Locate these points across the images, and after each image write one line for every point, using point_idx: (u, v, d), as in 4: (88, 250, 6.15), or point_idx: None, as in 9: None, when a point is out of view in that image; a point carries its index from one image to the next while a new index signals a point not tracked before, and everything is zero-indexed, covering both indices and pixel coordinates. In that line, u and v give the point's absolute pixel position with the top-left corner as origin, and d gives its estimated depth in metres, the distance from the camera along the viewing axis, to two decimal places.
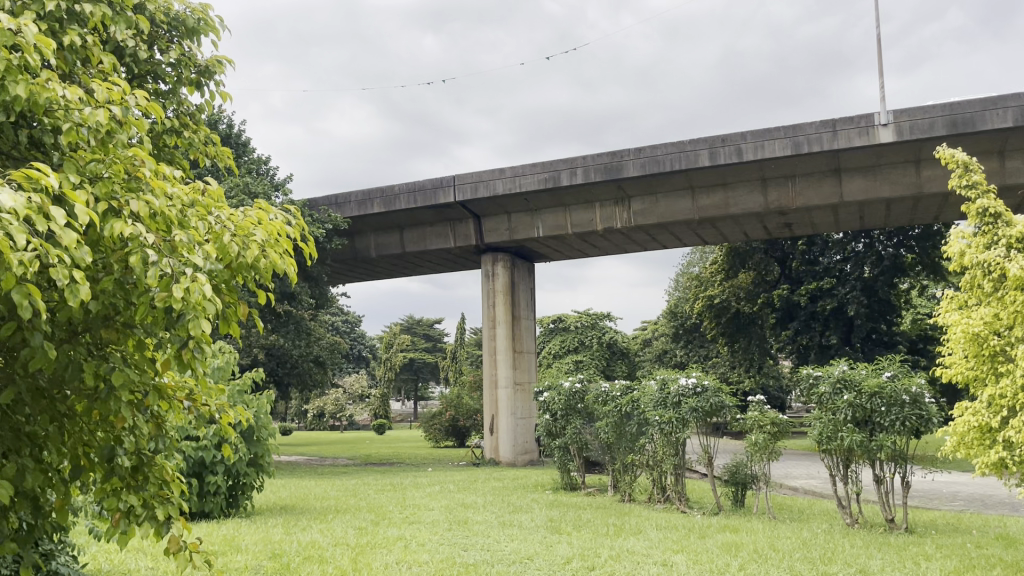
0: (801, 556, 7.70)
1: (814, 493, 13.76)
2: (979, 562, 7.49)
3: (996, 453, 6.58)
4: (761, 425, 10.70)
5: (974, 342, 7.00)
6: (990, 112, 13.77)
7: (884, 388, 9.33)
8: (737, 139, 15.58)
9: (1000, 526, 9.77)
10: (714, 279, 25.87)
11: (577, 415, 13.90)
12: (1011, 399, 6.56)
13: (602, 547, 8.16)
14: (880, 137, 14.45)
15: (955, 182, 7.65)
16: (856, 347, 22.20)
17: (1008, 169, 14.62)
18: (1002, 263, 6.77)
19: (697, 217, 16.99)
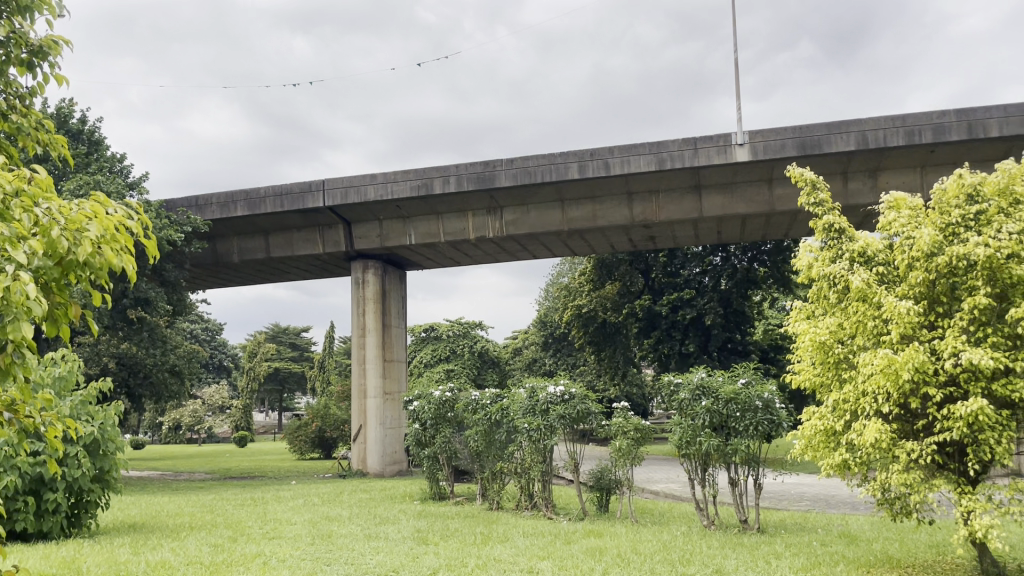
0: (661, 558, 7.92)
1: (674, 497, 14.21)
2: (825, 558, 7.94)
3: (840, 454, 6.97)
4: (624, 431, 10.94)
5: (820, 350, 7.40)
6: (834, 136, 14.69)
7: (739, 394, 9.86)
8: (605, 153, 15.99)
9: (842, 524, 10.38)
10: (582, 289, 26.46)
11: (447, 424, 13.78)
12: (853, 404, 7.00)
13: (468, 556, 8.11)
14: (736, 156, 15.18)
15: (803, 200, 8.04)
16: (714, 356, 23.24)
17: (850, 190, 15.65)
18: (846, 276, 7.20)
19: (566, 228, 17.29)
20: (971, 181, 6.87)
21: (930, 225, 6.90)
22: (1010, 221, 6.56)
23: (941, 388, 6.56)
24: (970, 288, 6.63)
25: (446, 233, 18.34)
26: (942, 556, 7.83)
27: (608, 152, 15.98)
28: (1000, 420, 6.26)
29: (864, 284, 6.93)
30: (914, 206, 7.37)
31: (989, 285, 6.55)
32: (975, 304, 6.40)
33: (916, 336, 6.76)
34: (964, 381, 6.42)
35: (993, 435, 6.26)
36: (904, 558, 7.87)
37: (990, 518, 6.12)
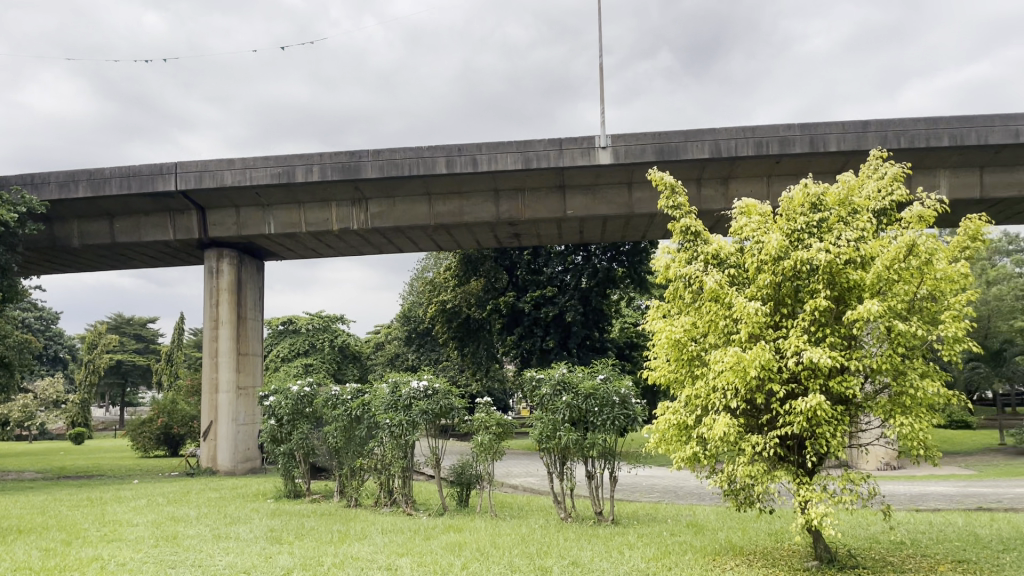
0: (518, 551, 7.99)
1: (533, 491, 14.44)
2: (674, 547, 8.28)
3: (691, 448, 7.27)
4: (486, 426, 10.98)
5: (675, 347, 7.69)
6: (689, 143, 15.36)
7: (598, 389, 10.15)
8: (473, 149, 16.04)
9: (690, 514, 10.87)
10: (447, 285, 26.44)
11: (304, 420, 13.38)
12: (704, 400, 7.32)
13: (324, 555, 7.89)
14: (599, 158, 15.58)
15: (662, 202, 8.31)
16: (573, 352, 23.78)
17: (703, 195, 16.42)
18: (700, 277, 7.51)
19: (432, 223, 17.19)
20: (814, 191, 7.34)
21: (778, 231, 7.32)
22: (848, 229, 7.08)
23: (784, 385, 6.97)
24: (812, 291, 7.09)
25: (308, 223, 17.81)
26: (781, 543, 8.35)
27: (475, 149, 16.03)
28: (835, 415, 6.74)
29: (717, 284, 7.24)
30: (763, 212, 7.79)
31: (828, 289, 7.03)
32: (816, 306, 6.85)
33: (762, 335, 7.15)
34: (804, 379, 6.86)
35: (829, 428, 6.73)
36: (745, 546, 8.33)
37: (824, 507, 6.57)
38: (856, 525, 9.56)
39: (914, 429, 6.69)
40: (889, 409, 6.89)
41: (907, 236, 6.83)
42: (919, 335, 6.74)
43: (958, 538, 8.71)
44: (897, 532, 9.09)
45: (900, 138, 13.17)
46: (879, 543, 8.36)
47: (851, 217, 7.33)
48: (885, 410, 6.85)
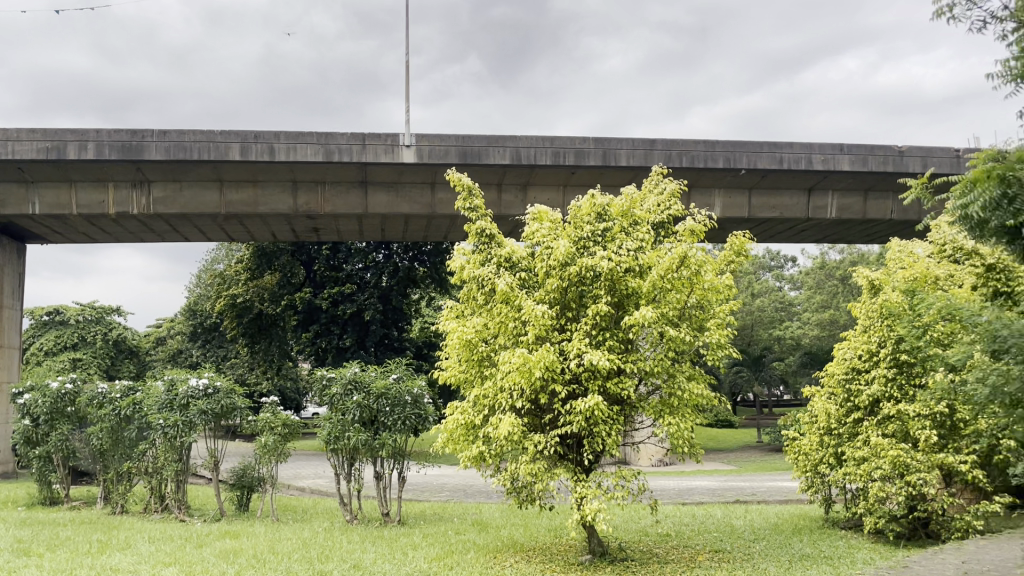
0: (298, 557, 7.72)
1: (320, 493, 14.06)
2: (458, 547, 8.33)
3: (477, 447, 7.35)
4: (271, 426, 10.52)
5: (465, 348, 7.74)
6: (492, 149, 15.61)
7: (390, 389, 10.03)
8: (270, 138, 15.37)
9: (476, 512, 11.04)
10: (238, 278, 25.17)
11: (65, 420, 12.18)
12: (491, 400, 7.44)
13: (77, 568, 7.18)
14: (401, 157, 15.44)
15: (459, 204, 8.30)
16: (369, 351, 23.44)
17: (503, 200, 16.74)
18: (492, 279, 7.60)
19: (223, 212, 16.26)
20: (601, 201, 7.66)
21: (566, 238, 7.58)
22: (629, 240, 7.47)
23: (566, 386, 7.25)
24: (595, 296, 7.43)
25: (80, 205, 16.23)
26: (559, 539, 8.67)
27: (273, 137, 15.38)
28: (612, 414, 7.10)
29: (508, 286, 7.36)
30: (555, 219, 8.03)
31: (609, 295, 7.39)
32: (598, 311, 7.17)
33: (548, 337, 7.38)
34: (585, 380, 7.16)
35: (605, 428, 7.06)
36: (526, 542, 8.57)
37: (598, 502, 6.89)
38: (629, 519, 10.15)
39: (680, 428, 7.16)
40: (659, 409, 7.36)
41: (680, 248, 7.33)
42: (687, 340, 7.26)
43: (717, 529, 9.48)
44: (664, 525, 9.73)
45: (682, 157, 14.16)
46: (648, 536, 8.91)
47: (632, 228, 7.75)
48: (655, 410, 7.32)
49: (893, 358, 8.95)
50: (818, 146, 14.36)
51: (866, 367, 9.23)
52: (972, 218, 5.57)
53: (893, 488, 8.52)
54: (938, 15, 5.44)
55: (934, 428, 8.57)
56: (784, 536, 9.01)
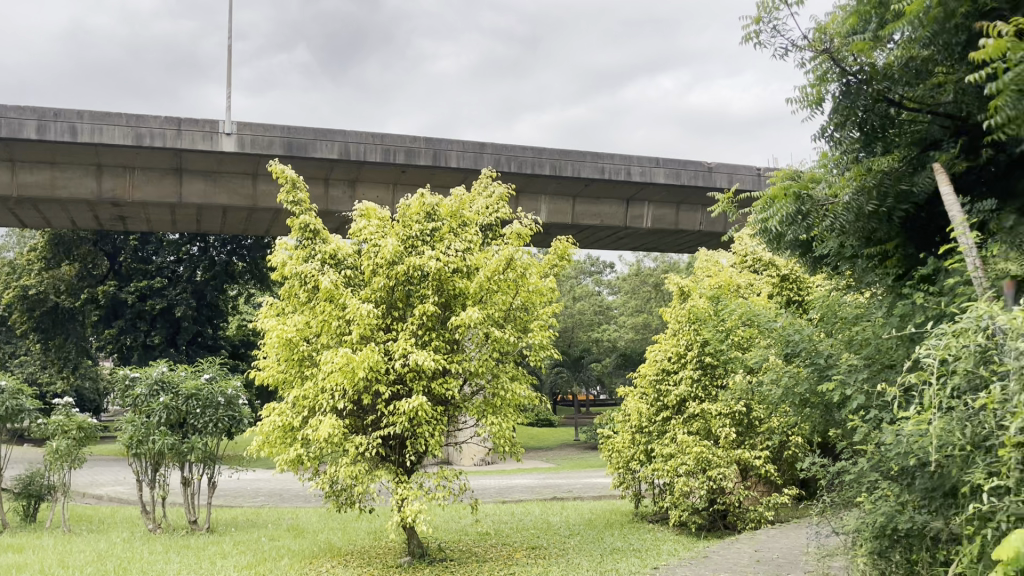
0: (92, 570, 7.10)
1: (120, 501, 13.06)
2: (271, 553, 7.99)
3: (296, 450, 7.08)
4: (64, 430, 9.64)
5: (286, 347, 7.42)
6: (319, 142, 15.14)
7: (201, 390, 9.48)
8: (73, 117, 14.11)
9: (292, 517, 10.66)
10: (30, 267, 22.93)
11: None
12: (312, 401, 7.18)
13: None
14: (222, 145, 14.68)
15: (282, 196, 7.92)
16: (180, 350, 22.08)
17: (330, 196, 16.28)
18: (316, 276, 7.34)
19: (14, 195, 14.72)
20: (430, 201, 7.62)
21: (393, 236, 7.47)
22: (457, 240, 7.49)
23: (390, 386, 7.15)
24: (422, 296, 7.38)
25: None
26: (378, 542, 8.55)
27: (76, 116, 14.13)
28: (435, 415, 7.09)
29: (333, 284, 7.14)
30: (382, 217, 7.89)
31: (436, 295, 7.38)
32: (424, 311, 7.12)
33: (373, 337, 7.25)
34: (409, 380, 7.09)
35: (428, 428, 7.03)
36: (344, 546, 8.37)
37: (419, 504, 6.84)
38: (449, 519, 10.20)
39: (502, 427, 7.26)
40: (483, 410, 7.42)
41: (506, 251, 7.45)
42: (512, 341, 7.39)
43: (534, 526, 9.72)
44: (483, 523, 9.85)
45: (510, 161, 14.43)
46: (467, 535, 8.98)
47: (461, 229, 7.77)
48: (479, 410, 7.37)
49: (698, 360, 9.64)
50: (637, 158, 15.08)
51: (675, 369, 9.78)
52: (771, 231, 6.04)
53: (697, 482, 9.05)
54: (745, 39, 5.77)
55: (733, 425, 9.28)
56: (596, 531, 9.38)
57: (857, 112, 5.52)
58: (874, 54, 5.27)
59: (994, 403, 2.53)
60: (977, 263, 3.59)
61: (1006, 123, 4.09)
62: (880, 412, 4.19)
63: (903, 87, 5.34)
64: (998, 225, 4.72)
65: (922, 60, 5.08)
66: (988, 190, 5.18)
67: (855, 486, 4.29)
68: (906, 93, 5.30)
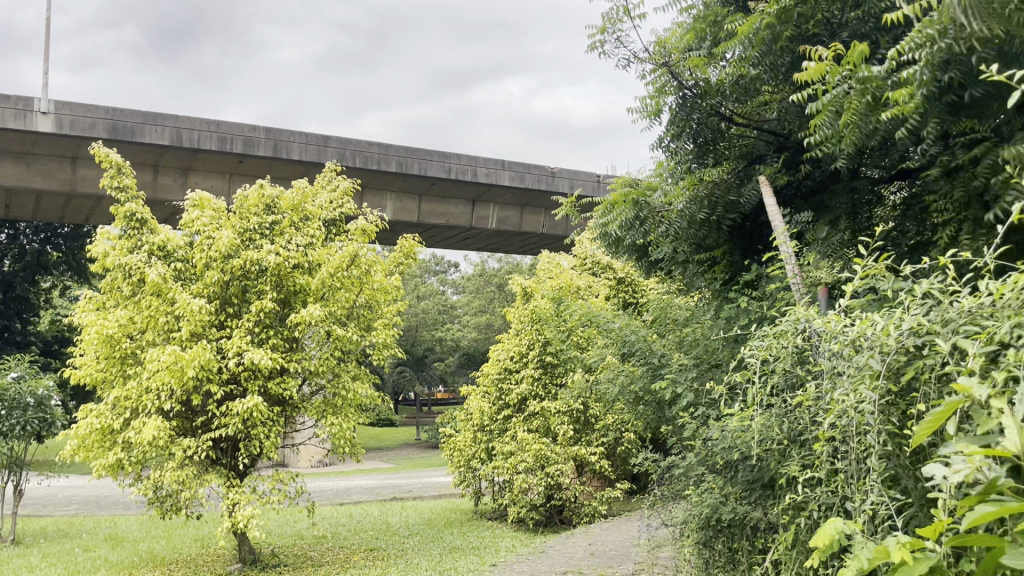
0: None
1: None
2: (85, 565, 7.39)
3: (115, 455, 6.59)
4: None
5: (106, 344, 6.87)
6: (148, 126, 13.00)
7: (7, 390, 8.67)
8: None
9: (109, 526, 9.91)
10: None
11: None
12: (135, 401, 6.70)
13: None
14: (37, 125, 12.30)
15: (105, 181, 7.32)
16: None
17: (158, 183, 14.17)
18: (142, 268, 6.85)
19: None
20: (269, 193, 7.33)
21: (229, 228, 7.11)
22: (298, 235, 7.26)
23: (223, 386, 6.81)
24: (259, 292, 7.08)
25: None
26: (205, 549, 8.13)
27: None
28: (271, 416, 6.83)
29: (160, 277, 6.68)
30: (217, 208, 7.49)
31: (275, 291, 7.10)
32: (261, 307, 6.83)
33: (204, 334, 6.88)
34: (244, 379, 6.78)
35: (263, 430, 6.76)
36: (168, 555, 7.90)
37: (252, 509, 6.57)
38: (283, 523, 9.87)
39: (342, 428, 7.09)
40: (322, 410, 7.20)
41: (350, 247, 7.30)
42: (354, 340, 7.25)
43: (372, 528, 9.56)
44: (320, 526, 9.59)
45: (354, 157, 14.16)
46: (302, 539, 8.71)
47: (302, 223, 7.54)
48: (318, 411, 7.16)
49: (539, 359, 9.86)
50: (483, 160, 15.18)
51: (516, 368, 9.95)
52: (611, 235, 6.26)
53: (535, 479, 9.22)
54: (590, 48, 5.91)
55: (570, 423, 9.54)
56: (436, 530, 9.35)
57: (692, 125, 5.77)
58: (708, 70, 5.58)
59: (809, 401, 2.70)
60: (796, 270, 3.83)
61: (823, 143, 4.43)
62: (707, 409, 4.41)
63: (733, 103, 5.67)
64: (813, 236, 5.09)
65: (750, 78, 5.43)
66: (804, 204, 5.59)
67: (684, 480, 4.48)
68: (735, 108, 5.67)
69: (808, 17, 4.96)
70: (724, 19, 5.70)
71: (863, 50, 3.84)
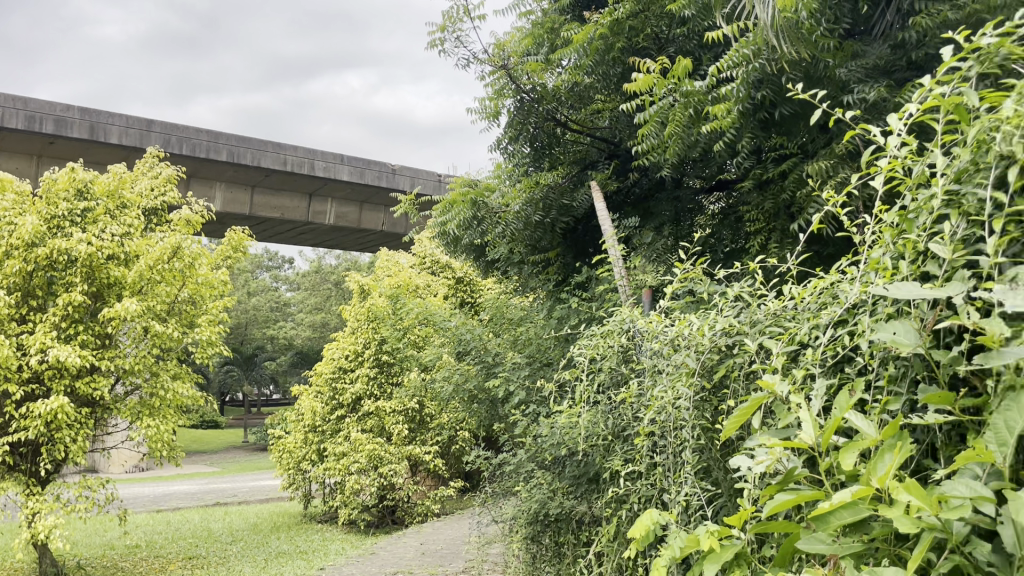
0: None
1: None
2: None
3: None
4: None
5: None
6: None
7: None
8: None
9: None
10: None
11: None
12: None
13: None
14: None
15: None
16: None
17: None
18: None
19: None
20: (82, 177, 6.76)
21: (34, 214, 6.49)
22: (114, 224, 6.75)
23: (22, 385, 6.21)
24: (68, 284, 6.51)
25: None
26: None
27: None
28: (78, 418, 6.31)
29: None
30: (20, 191, 6.82)
31: (86, 283, 6.56)
32: (70, 301, 6.28)
33: (2, 329, 6.25)
34: (47, 379, 6.21)
35: (69, 433, 6.23)
36: None
37: (54, 519, 6.02)
38: (92, 533, 9.17)
39: (160, 430, 6.65)
40: (138, 411, 6.71)
41: (173, 239, 6.87)
42: (175, 337, 6.85)
43: (192, 535, 9.07)
44: (134, 535, 8.99)
45: (181, 143, 13.17)
46: (113, 549, 8.13)
47: (119, 211, 7.02)
48: (133, 412, 6.66)
49: (375, 358, 9.76)
50: (321, 153, 14.69)
51: (351, 367, 9.77)
52: (449, 233, 6.28)
53: (368, 480, 9.07)
54: (430, 45, 5.88)
55: (405, 422, 9.47)
56: (262, 535, 9.00)
57: (529, 127, 5.89)
58: (545, 75, 5.71)
59: (631, 397, 2.80)
60: (623, 272, 3.98)
61: (650, 152, 4.63)
62: (537, 407, 4.50)
63: (568, 109, 5.83)
64: (639, 240, 5.32)
65: (585, 86, 5.60)
66: (632, 209, 5.84)
67: (513, 478, 4.56)
68: (570, 114, 5.83)
69: (638, 30, 5.17)
70: (561, 27, 5.80)
71: (687, 65, 4.04)
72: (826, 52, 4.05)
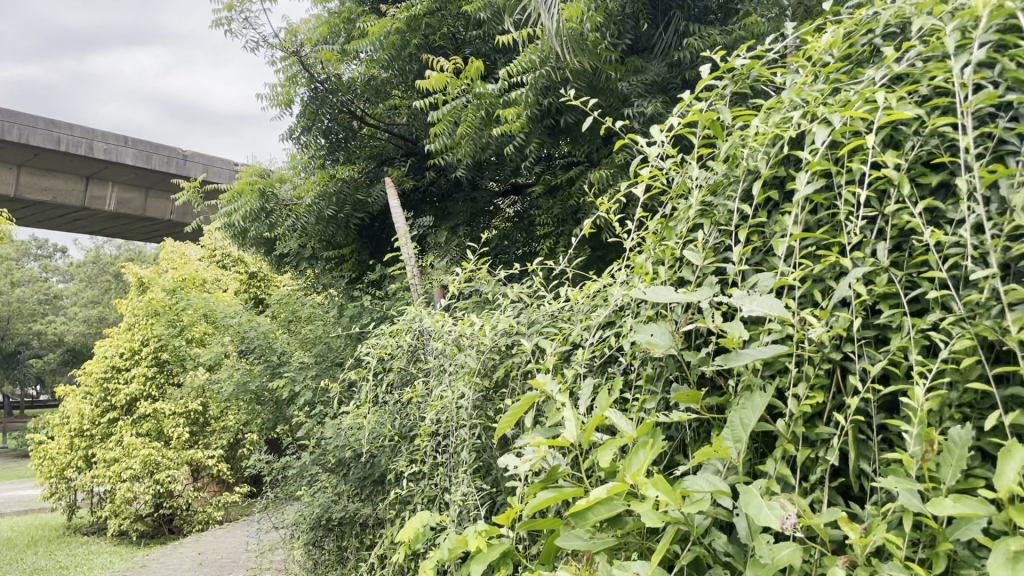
0: None
1: None
2: None
3: None
4: None
5: None
6: None
7: None
8: None
9: None
10: None
11: None
12: None
13: None
14: None
15: None
16: None
17: None
18: None
19: None
20: None
21: None
22: None
23: None
24: None
25: None
26: None
27: None
28: None
29: None
30: None
31: None
32: None
33: None
34: None
35: None
36: None
37: None
38: None
39: None
40: None
41: None
42: None
43: None
44: None
45: None
46: None
47: None
48: None
49: (153, 357, 9.11)
50: (100, 133, 13.24)
51: (126, 366, 8.97)
52: (235, 225, 5.97)
53: (141, 487, 8.38)
54: (214, 24, 5.55)
55: (185, 425, 8.87)
56: (15, 551, 8.08)
57: (322, 119, 5.65)
58: (339, 66, 5.59)
59: (416, 397, 2.78)
60: (415, 270, 3.94)
61: (444, 151, 4.64)
62: (323, 408, 4.37)
63: (364, 103, 5.73)
64: (434, 240, 5.30)
65: (381, 80, 5.53)
66: (429, 209, 5.84)
67: (296, 481, 4.39)
68: (367, 108, 5.74)
69: (434, 29, 5.19)
70: (357, 19, 5.75)
71: (479, 66, 4.10)
72: (608, 65, 4.27)
